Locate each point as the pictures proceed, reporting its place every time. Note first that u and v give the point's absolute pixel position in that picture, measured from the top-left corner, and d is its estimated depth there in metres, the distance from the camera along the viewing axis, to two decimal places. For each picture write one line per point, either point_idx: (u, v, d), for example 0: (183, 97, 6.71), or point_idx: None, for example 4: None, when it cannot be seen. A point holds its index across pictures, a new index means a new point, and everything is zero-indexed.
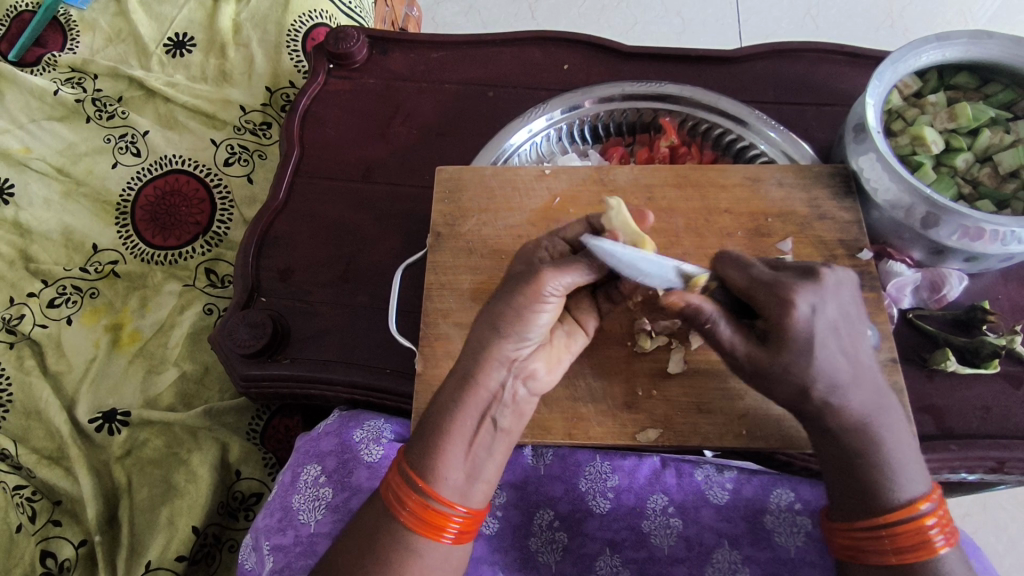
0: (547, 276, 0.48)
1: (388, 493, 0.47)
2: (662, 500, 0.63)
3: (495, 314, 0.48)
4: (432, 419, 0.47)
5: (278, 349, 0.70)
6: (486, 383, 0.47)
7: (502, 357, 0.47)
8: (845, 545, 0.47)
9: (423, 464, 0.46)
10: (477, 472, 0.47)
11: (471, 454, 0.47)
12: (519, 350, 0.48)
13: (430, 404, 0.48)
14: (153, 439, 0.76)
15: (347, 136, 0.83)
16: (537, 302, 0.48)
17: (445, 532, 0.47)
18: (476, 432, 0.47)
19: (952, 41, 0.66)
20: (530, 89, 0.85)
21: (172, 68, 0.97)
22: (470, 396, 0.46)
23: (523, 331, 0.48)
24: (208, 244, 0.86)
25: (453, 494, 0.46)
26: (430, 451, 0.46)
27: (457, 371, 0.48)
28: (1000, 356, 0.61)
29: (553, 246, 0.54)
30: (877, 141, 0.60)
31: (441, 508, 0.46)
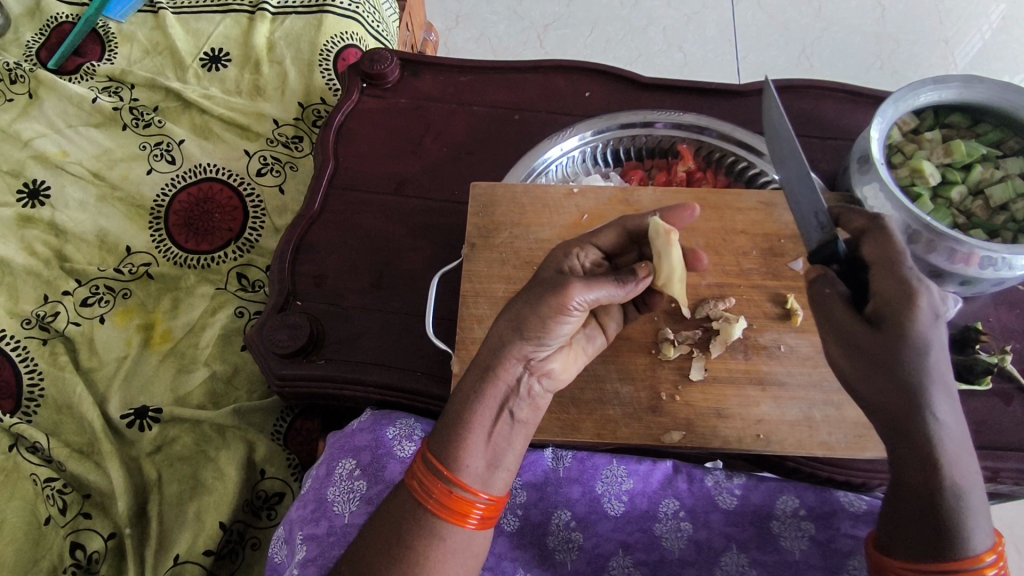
0: (576, 291, 0.51)
1: (411, 478, 0.50)
2: (674, 504, 0.66)
3: (520, 318, 0.52)
4: (454, 411, 0.51)
5: (314, 351, 0.73)
6: (504, 377, 0.51)
7: (519, 354, 0.51)
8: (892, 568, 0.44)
9: (446, 452, 0.49)
10: (499, 461, 0.51)
11: (492, 443, 0.50)
12: (537, 351, 0.52)
13: (451, 396, 0.52)
14: (183, 436, 0.78)
15: (380, 151, 0.87)
16: (563, 313, 0.51)
17: (468, 518, 0.50)
18: (496, 424, 0.50)
19: (947, 84, 0.72)
20: (554, 114, 0.90)
21: (207, 81, 1.01)
22: (491, 389, 0.50)
23: (545, 336, 0.52)
24: (239, 249, 0.89)
25: (475, 481, 0.50)
26: (452, 439, 0.50)
27: (478, 365, 0.52)
28: (991, 373, 0.66)
29: (586, 255, 0.57)
30: (880, 172, 0.66)
31: (463, 494, 0.49)
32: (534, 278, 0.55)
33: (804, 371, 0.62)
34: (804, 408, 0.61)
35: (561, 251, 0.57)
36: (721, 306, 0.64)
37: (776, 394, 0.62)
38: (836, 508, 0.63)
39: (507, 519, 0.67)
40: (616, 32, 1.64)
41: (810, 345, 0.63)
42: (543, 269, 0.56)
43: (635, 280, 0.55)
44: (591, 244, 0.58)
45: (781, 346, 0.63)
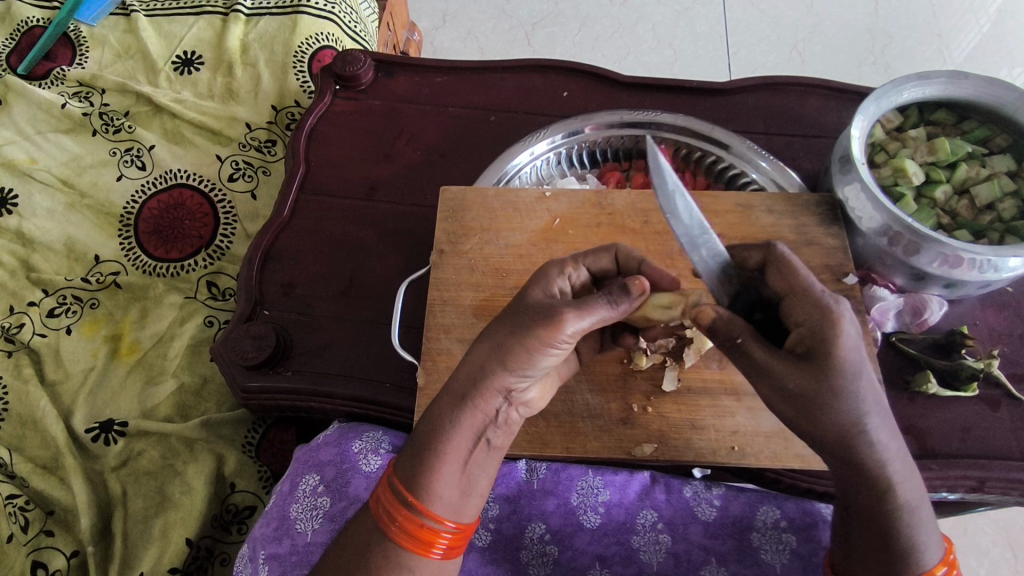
0: (567, 322, 0.47)
1: (378, 502, 0.49)
2: (652, 515, 0.64)
3: (502, 345, 0.48)
4: (426, 436, 0.48)
5: (280, 362, 0.71)
6: (482, 406, 0.48)
7: (499, 385, 0.48)
8: None
9: (416, 481, 0.47)
10: (471, 489, 0.49)
11: (464, 471, 0.48)
12: (519, 381, 0.49)
13: (424, 420, 0.49)
14: (150, 449, 0.76)
15: (351, 155, 0.85)
16: (551, 344, 0.47)
17: (434, 547, 0.48)
18: (469, 451, 0.48)
19: (931, 80, 0.70)
20: (530, 115, 0.88)
21: (179, 85, 0.99)
22: (467, 417, 0.48)
23: (528, 367, 0.48)
24: (210, 257, 0.87)
25: (444, 510, 0.47)
26: (421, 466, 0.47)
27: (455, 388, 0.49)
28: (977, 380, 0.64)
29: (575, 276, 0.54)
30: (861, 173, 0.64)
31: (429, 523, 0.47)
32: (518, 302, 0.51)
33: None
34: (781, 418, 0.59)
35: (546, 272, 0.53)
36: None
37: (752, 403, 0.59)
38: (816, 520, 0.61)
39: (479, 534, 0.64)
40: (605, 30, 1.62)
41: None
42: (530, 291, 0.52)
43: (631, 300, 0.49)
44: (582, 265, 0.55)
45: None
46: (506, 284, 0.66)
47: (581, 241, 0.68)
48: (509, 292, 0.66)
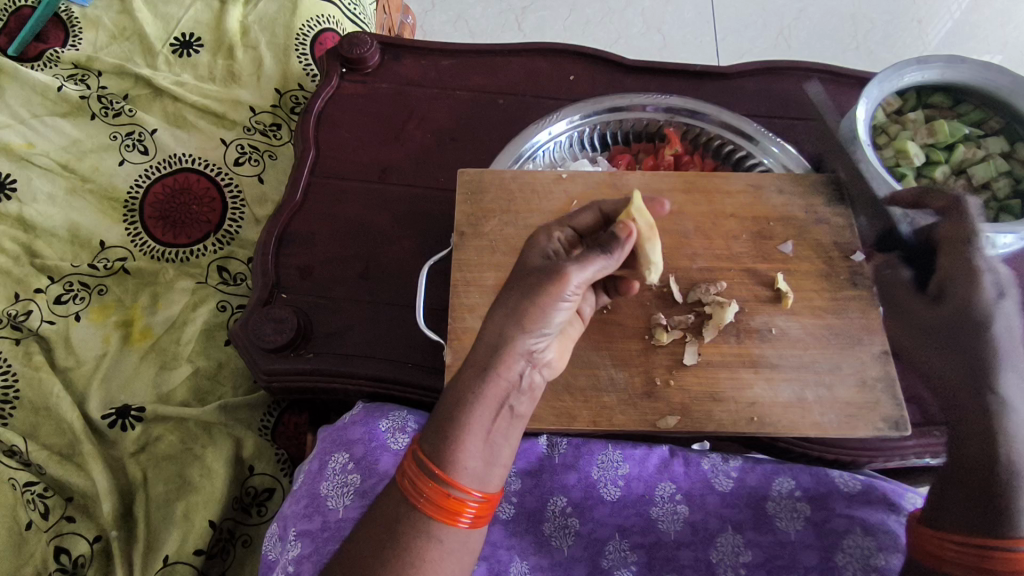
0: (573, 273, 0.50)
1: (400, 477, 0.48)
2: (670, 487, 0.66)
3: (512, 307, 0.50)
4: (449, 408, 0.47)
5: (302, 344, 0.72)
6: (505, 372, 0.48)
7: (520, 349, 0.49)
8: (931, 550, 0.52)
9: (442, 452, 0.46)
10: (495, 458, 0.48)
11: (489, 441, 0.47)
12: (536, 343, 0.50)
13: (444, 392, 0.48)
14: (168, 434, 0.76)
15: (361, 139, 0.85)
16: (560, 291, 0.50)
17: (461, 517, 0.47)
18: (494, 421, 0.48)
19: (930, 65, 0.73)
20: (538, 98, 0.88)
21: (179, 68, 0.98)
22: (492, 386, 0.47)
23: (541, 323, 0.50)
24: (219, 242, 0.87)
25: (470, 479, 0.47)
26: (443, 438, 0.46)
27: (478, 358, 0.49)
28: None
29: (562, 237, 0.55)
30: (868, 154, 0.67)
31: (456, 493, 0.46)
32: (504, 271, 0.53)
33: (795, 353, 0.63)
34: (796, 390, 0.61)
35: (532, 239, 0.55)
36: (712, 290, 0.65)
37: (768, 375, 0.62)
38: (831, 489, 0.63)
39: (502, 507, 0.65)
40: (595, 15, 1.63)
41: (799, 327, 0.64)
42: (527, 256, 0.54)
43: (624, 246, 0.53)
44: (567, 226, 0.57)
45: (772, 328, 0.64)
46: None
47: None
48: None
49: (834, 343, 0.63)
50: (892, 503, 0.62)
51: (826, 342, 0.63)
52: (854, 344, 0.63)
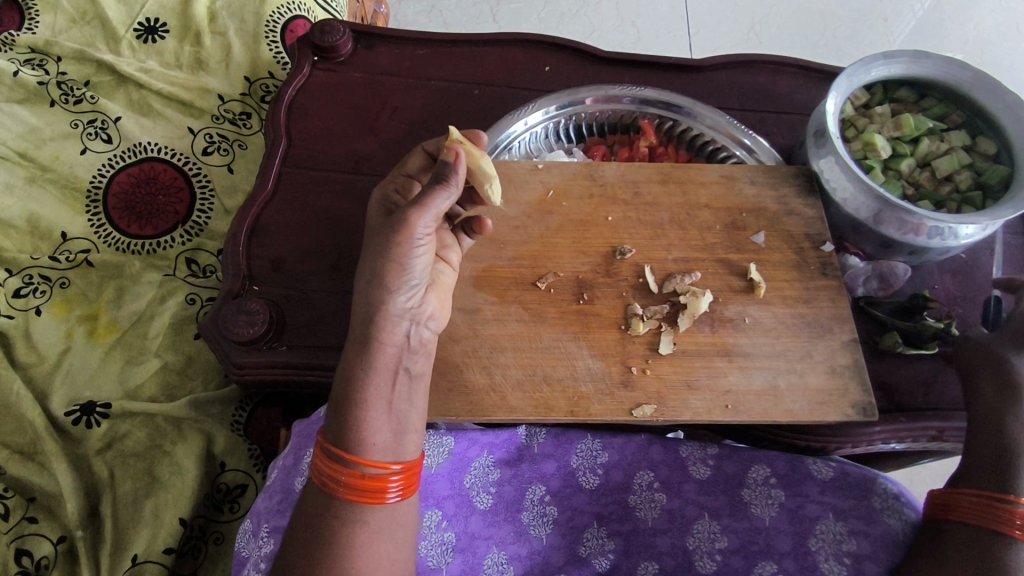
0: (415, 219, 0.50)
1: (314, 472, 0.52)
2: (648, 476, 0.66)
3: (368, 275, 0.52)
4: (343, 399, 0.51)
5: (275, 337, 0.70)
6: (386, 342, 0.51)
7: (394, 314, 0.52)
8: (943, 502, 0.57)
9: (349, 438, 0.50)
10: (403, 426, 0.52)
11: (392, 413, 0.51)
12: (407, 300, 0.53)
13: (336, 385, 0.52)
14: (136, 431, 0.74)
15: (334, 128, 0.84)
16: (407, 239, 0.51)
17: (386, 493, 0.51)
18: (393, 386, 0.52)
19: (895, 59, 0.75)
20: (513, 89, 0.88)
21: (143, 54, 0.95)
22: (378, 363, 0.51)
23: (401, 278, 0.52)
24: (187, 234, 0.85)
25: (383, 454, 0.51)
26: (343, 423, 0.51)
27: (358, 340, 0.52)
28: (939, 339, 0.69)
29: (405, 188, 0.60)
30: (836, 146, 0.68)
31: (373, 471, 0.50)
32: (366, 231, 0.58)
33: (767, 342, 0.64)
34: (768, 378, 0.62)
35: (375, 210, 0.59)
36: (687, 280, 0.66)
37: (742, 364, 0.63)
38: (807, 474, 0.63)
39: (480, 497, 0.64)
40: None
41: (772, 316, 0.65)
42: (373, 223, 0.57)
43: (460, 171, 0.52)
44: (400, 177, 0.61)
45: (745, 317, 0.65)
46: (504, 255, 0.67)
47: (575, 213, 0.69)
48: (507, 263, 0.67)
49: (805, 331, 0.64)
50: (866, 487, 0.60)
51: (798, 331, 0.64)
52: (825, 332, 0.64)
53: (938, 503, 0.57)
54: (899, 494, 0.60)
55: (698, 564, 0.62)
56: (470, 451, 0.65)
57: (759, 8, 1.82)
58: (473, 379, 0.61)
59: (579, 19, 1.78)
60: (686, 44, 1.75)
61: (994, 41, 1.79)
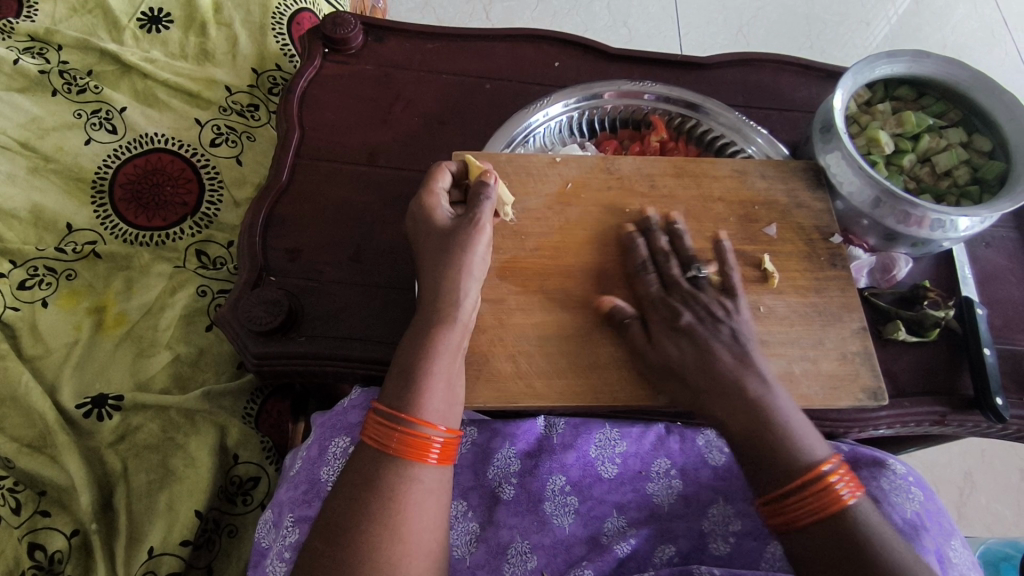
0: (483, 220, 0.62)
1: (369, 440, 0.54)
2: (665, 463, 0.68)
3: (445, 262, 0.60)
4: (413, 367, 0.56)
5: (292, 328, 0.70)
6: (460, 319, 0.59)
7: (464, 295, 0.60)
8: (779, 516, 0.52)
9: (405, 400, 0.55)
10: (453, 396, 0.57)
11: (449, 384, 0.57)
12: (472, 285, 0.61)
13: (403, 354, 0.57)
14: (149, 423, 0.73)
15: (348, 121, 0.84)
16: (477, 231, 0.61)
17: (428, 454, 0.54)
18: (455, 361, 0.58)
19: (899, 58, 0.78)
20: (524, 83, 0.89)
21: (147, 44, 0.93)
22: (449, 335, 0.58)
23: (470, 264, 0.61)
24: (196, 225, 0.84)
25: (433, 418, 0.55)
26: (410, 390, 0.55)
27: (430, 320, 0.58)
28: (939, 326, 0.72)
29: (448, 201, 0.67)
30: (843, 141, 0.70)
31: (423, 432, 0.54)
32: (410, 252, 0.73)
33: (782, 329, 0.66)
34: (784, 363, 0.64)
35: (422, 205, 0.63)
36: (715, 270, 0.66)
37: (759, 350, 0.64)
38: None
39: (502, 488, 0.66)
40: None
41: (785, 304, 0.67)
42: (433, 217, 0.62)
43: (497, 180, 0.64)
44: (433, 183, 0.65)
45: (761, 305, 0.67)
46: (526, 246, 0.68)
47: (593, 205, 0.71)
48: (530, 254, 0.68)
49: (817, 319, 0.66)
50: (875, 466, 0.64)
51: (811, 319, 0.66)
52: (836, 321, 0.66)
53: (772, 519, 0.53)
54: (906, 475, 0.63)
55: (713, 546, 0.63)
56: (494, 442, 0.68)
57: (746, 9, 1.86)
58: (499, 367, 0.62)
59: (571, 18, 1.81)
60: (677, 43, 1.79)
61: (970, 44, 1.86)
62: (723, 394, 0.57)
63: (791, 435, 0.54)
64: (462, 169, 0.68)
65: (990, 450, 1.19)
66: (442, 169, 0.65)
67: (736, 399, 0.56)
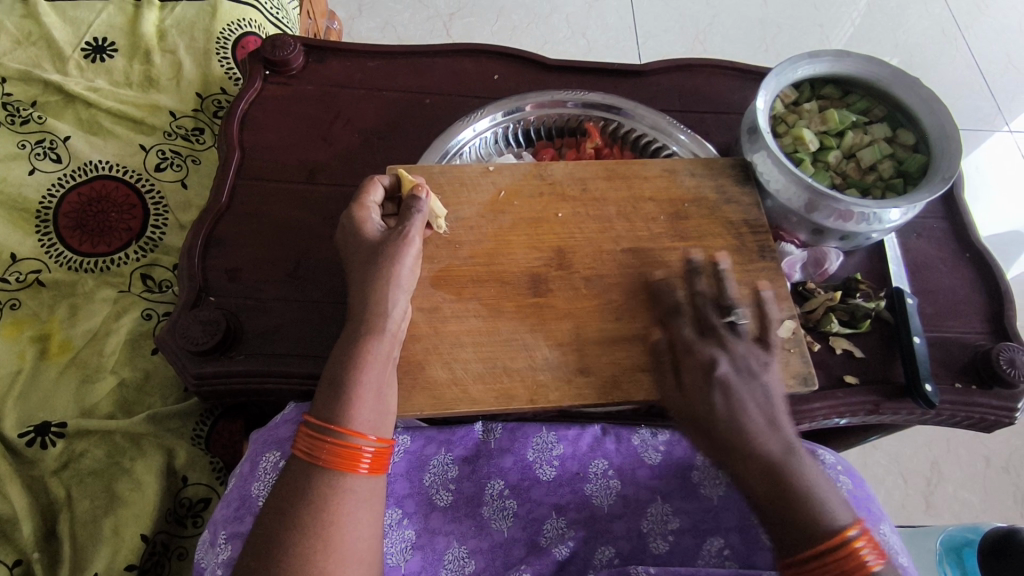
0: (412, 231, 0.61)
1: (298, 453, 0.54)
2: (603, 464, 0.68)
3: (374, 275, 0.59)
4: (343, 378, 0.55)
5: (231, 347, 0.70)
6: (387, 330, 0.58)
7: (392, 307, 0.59)
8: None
9: (334, 412, 0.54)
10: (383, 405, 0.57)
11: (378, 394, 0.56)
12: (400, 297, 0.60)
13: (330, 367, 0.56)
14: (93, 449, 0.73)
15: (287, 140, 0.85)
16: (407, 244, 0.61)
17: (360, 465, 0.53)
18: (384, 372, 0.57)
19: (819, 58, 0.80)
20: (463, 98, 0.91)
21: (91, 73, 0.95)
22: (376, 347, 0.57)
23: (400, 277, 0.60)
24: (141, 250, 0.84)
25: (364, 427, 0.54)
26: (338, 402, 0.54)
27: (357, 332, 0.57)
28: (869, 318, 0.74)
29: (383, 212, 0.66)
30: (767, 141, 0.72)
31: (353, 441, 0.53)
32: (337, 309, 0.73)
33: None
34: None
35: (352, 219, 0.63)
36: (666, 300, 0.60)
37: None
38: None
39: (439, 495, 0.66)
40: None
41: (716, 298, 0.68)
42: (363, 231, 0.62)
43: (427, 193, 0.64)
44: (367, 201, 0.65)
45: (692, 301, 0.67)
46: (460, 254, 0.68)
47: (526, 211, 0.71)
48: (463, 262, 0.68)
49: (748, 310, 0.67)
50: None
51: (741, 312, 0.67)
52: (766, 311, 0.67)
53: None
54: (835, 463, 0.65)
55: (652, 545, 0.64)
56: (428, 449, 0.69)
57: (702, 16, 1.90)
58: (435, 374, 0.62)
59: (531, 33, 1.84)
60: (635, 53, 1.82)
61: (921, 42, 1.91)
62: (740, 454, 0.52)
63: (819, 499, 0.49)
64: (395, 184, 0.68)
65: (955, 441, 1.20)
66: (374, 184, 0.65)
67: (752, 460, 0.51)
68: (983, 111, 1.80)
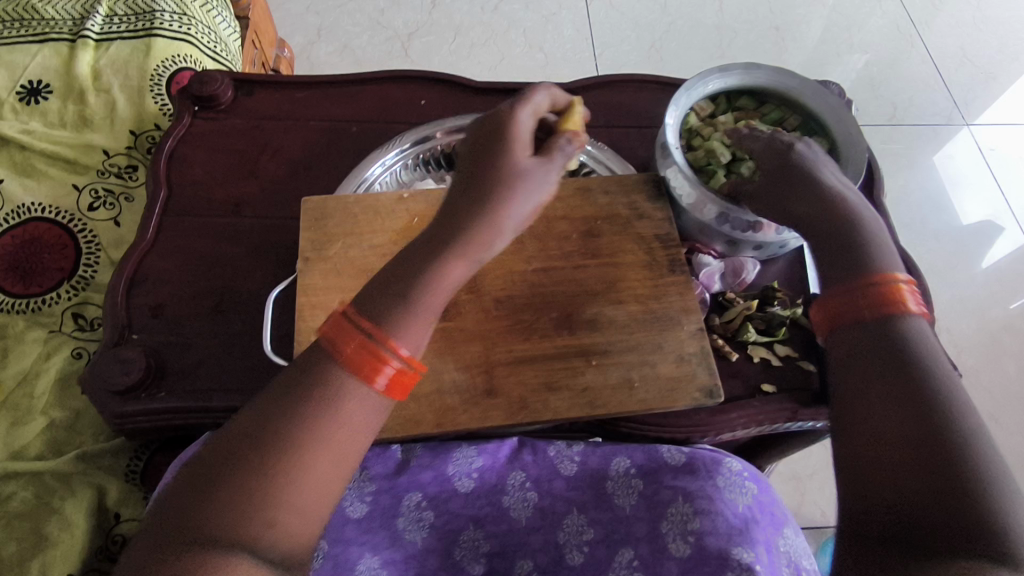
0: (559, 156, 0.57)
1: (326, 331, 0.50)
2: (520, 476, 0.69)
3: (492, 191, 0.54)
4: (396, 289, 0.51)
5: (154, 383, 0.71)
6: (449, 271, 0.52)
7: (469, 251, 0.53)
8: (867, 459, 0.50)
9: (389, 324, 0.50)
10: (413, 341, 0.51)
11: (423, 331, 0.51)
12: (498, 238, 0.54)
13: (393, 268, 0.52)
14: (22, 490, 0.74)
15: (215, 175, 0.86)
16: (549, 169, 0.56)
17: (377, 377, 0.49)
18: (439, 305, 0.52)
19: (730, 71, 0.81)
20: (390, 124, 0.92)
21: (26, 115, 0.96)
22: (450, 263, 0.52)
23: (533, 195, 0.55)
24: (73, 289, 0.85)
25: (402, 344, 0.50)
26: (393, 305, 0.51)
27: (438, 242, 0.53)
28: (784, 325, 0.76)
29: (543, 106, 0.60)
30: (675, 157, 0.73)
31: (383, 354, 0.49)
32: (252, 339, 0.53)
33: (622, 339, 0.67)
34: (623, 372, 0.66)
35: (509, 111, 0.57)
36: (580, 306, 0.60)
37: (598, 363, 0.66)
38: (661, 461, 0.68)
39: (354, 507, 0.65)
40: None
41: (625, 314, 0.68)
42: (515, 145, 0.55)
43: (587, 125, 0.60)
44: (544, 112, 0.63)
45: (602, 318, 0.68)
46: None
47: None
48: None
49: (656, 325, 0.68)
50: (711, 468, 0.66)
51: (649, 326, 0.68)
52: (674, 325, 0.68)
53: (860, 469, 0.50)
54: (742, 470, 0.66)
55: (568, 556, 0.67)
56: None
57: (658, 25, 1.92)
58: None
59: (488, 49, 1.86)
60: (592, 64, 1.84)
61: (876, 40, 1.92)
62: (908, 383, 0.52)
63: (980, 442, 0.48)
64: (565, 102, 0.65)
65: None
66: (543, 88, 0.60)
67: (907, 366, 0.52)
68: (940, 105, 1.80)
